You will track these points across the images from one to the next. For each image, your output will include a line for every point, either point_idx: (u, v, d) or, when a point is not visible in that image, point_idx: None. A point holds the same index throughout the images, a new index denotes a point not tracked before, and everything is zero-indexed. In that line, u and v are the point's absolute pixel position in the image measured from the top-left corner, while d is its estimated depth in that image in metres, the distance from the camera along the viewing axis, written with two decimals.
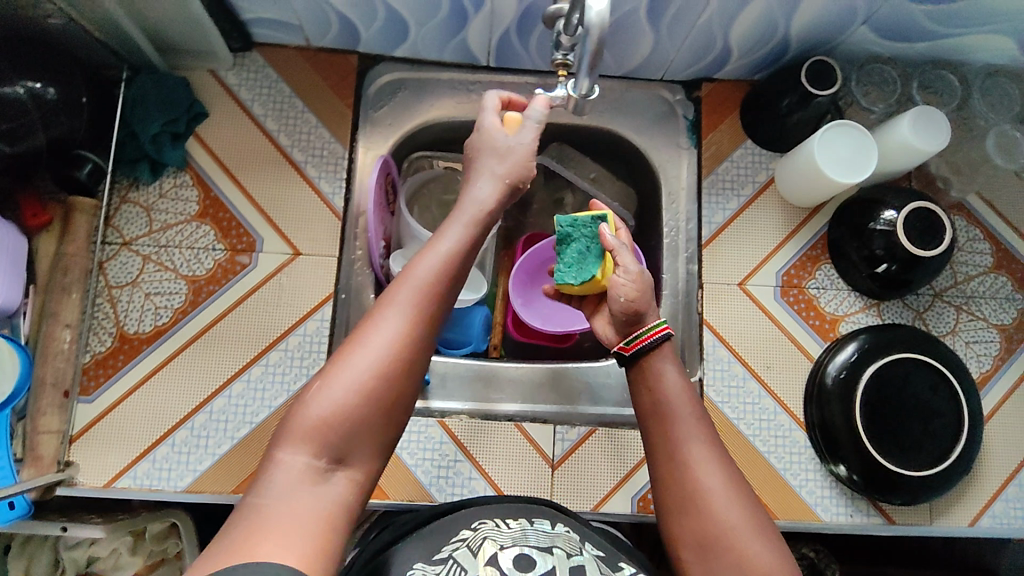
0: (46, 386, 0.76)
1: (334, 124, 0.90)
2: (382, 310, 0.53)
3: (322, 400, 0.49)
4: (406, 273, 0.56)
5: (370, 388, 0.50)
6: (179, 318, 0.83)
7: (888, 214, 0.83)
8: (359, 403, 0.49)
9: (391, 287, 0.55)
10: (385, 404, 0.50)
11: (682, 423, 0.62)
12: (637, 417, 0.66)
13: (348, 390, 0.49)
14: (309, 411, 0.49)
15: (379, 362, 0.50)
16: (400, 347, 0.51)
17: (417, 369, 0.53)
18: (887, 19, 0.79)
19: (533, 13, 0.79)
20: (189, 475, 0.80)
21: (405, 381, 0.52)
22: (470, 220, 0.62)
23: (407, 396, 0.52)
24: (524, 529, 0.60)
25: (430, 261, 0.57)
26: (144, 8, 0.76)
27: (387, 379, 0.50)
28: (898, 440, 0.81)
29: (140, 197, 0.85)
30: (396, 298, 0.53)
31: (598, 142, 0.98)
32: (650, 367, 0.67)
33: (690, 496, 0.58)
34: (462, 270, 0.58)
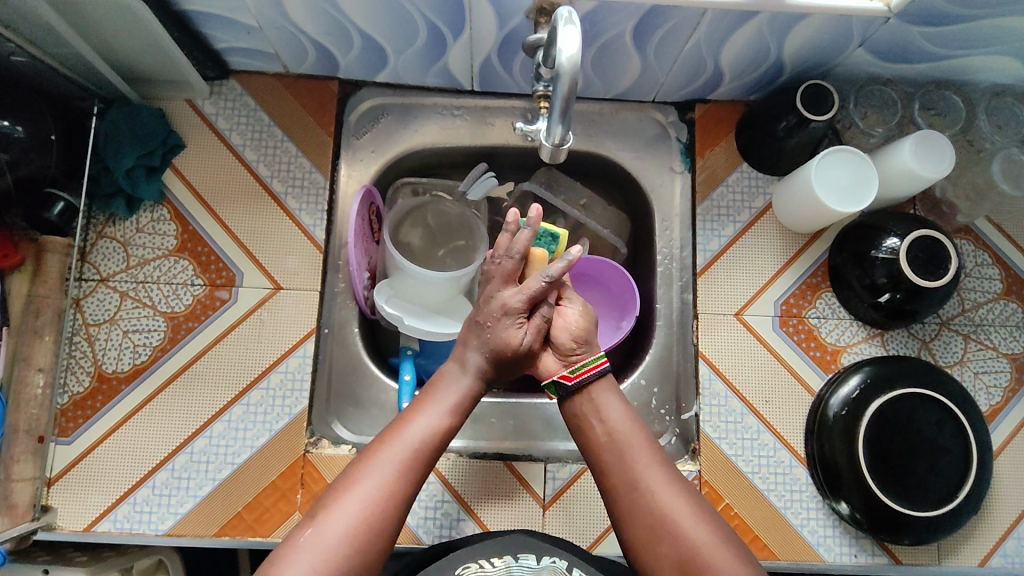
0: (19, 432, 0.74)
1: (315, 153, 0.87)
2: (369, 467, 0.60)
3: (305, 548, 0.55)
4: (395, 435, 0.63)
5: (350, 540, 0.55)
6: (157, 357, 0.81)
7: (890, 242, 0.79)
8: (339, 554, 0.55)
9: (380, 449, 0.61)
10: (362, 558, 0.56)
11: (636, 451, 0.64)
12: (586, 449, 0.67)
13: (331, 541, 0.55)
14: (293, 557, 0.54)
15: (362, 519, 0.56)
16: (381, 506, 0.58)
17: (395, 529, 0.58)
18: (884, 40, 0.75)
19: (513, 39, 0.77)
20: (170, 518, 0.77)
21: (383, 537, 0.57)
22: (462, 388, 0.68)
23: (381, 554, 0.57)
24: (510, 566, 0.62)
25: (419, 426, 0.64)
26: (112, 42, 0.74)
27: (366, 535, 0.56)
28: (903, 480, 0.77)
29: (117, 232, 0.83)
30: (383, 457, 0.60)
31: (589, 165, 0.96)
32: (596, 395, 0.69)
33: (658, 522, 0.61)
34: (447, 438, 0.65)
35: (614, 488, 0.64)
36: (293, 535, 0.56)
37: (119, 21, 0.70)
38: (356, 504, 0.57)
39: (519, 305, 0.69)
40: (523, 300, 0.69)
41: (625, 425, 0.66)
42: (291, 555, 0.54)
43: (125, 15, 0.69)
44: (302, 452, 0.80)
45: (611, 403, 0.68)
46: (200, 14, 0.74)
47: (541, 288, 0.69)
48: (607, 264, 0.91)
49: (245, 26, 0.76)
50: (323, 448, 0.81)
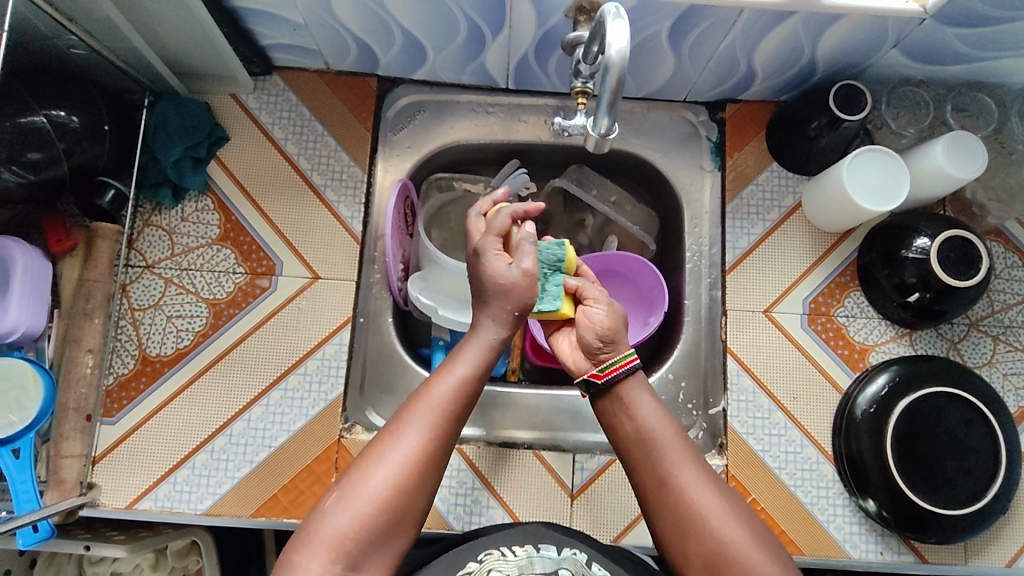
0: (69, 410, 0.77)
1: (354, 148, 0.90)
2: (397, 430, 0.58)
3: (336, 514, 0.55)
4: (422, 393, 0.61)
5: (384, 504, 0.55)
6: (199, 341, 0.83)
7: (921, 241, 0.80)
8: (370, 518, 0.54)
9: (408, 408, 0.60)
10: (394, 518, 0.56)
11: (666, 447, 0.63)
12: (631, 460, 0.65)
13: (362, 506, 0.55)
14: (325, 524, 0.54)
15: (393, 481, 0.56)
16: (411, 470, 0.57)
17: (423, 491, 0.58)
18: (918, 43, 0.76)
19: (552, 38, 0.79)
20: (209, 498, 0.80)
21: (415, 498, 0.57)
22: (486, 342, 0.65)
23: (410, 515, 0.57)
24: (531, 556, 0.64)
25: (446, 385, 0.62)
26: (165, 37, 0.77)
27: (394, 498, 0.56)
28: (930, 478, 0.77)
29: (163, 220, 0.85)
30: (412, 419, 0.59)
31: (620, 163, 0.97)
32: (625, 395, 0.67)
33: (690, 518, 0.60)
34: (473, 393, 0.63)
35: (646, 484, 0.63)
36: (321, 504, 0.56)
37: (173, 15, 0.73)
38: (387, 468, 0.56)
39: (491, 243, 0.69)
40: (493, 238, 0.69)
41: (652, 420, 0.65)
42: (322, 521, 0.54)
43: (179, 10, 0.72)
44: (336, 437, 0.82)
45: (640, 398, 0.67)
46: (249, 11, 0.77)
47: (506, 219, 0.70)
48: (636, 260, 0.92)
49: (291, 22, 0.79)
50: (357, 433, 0.83)
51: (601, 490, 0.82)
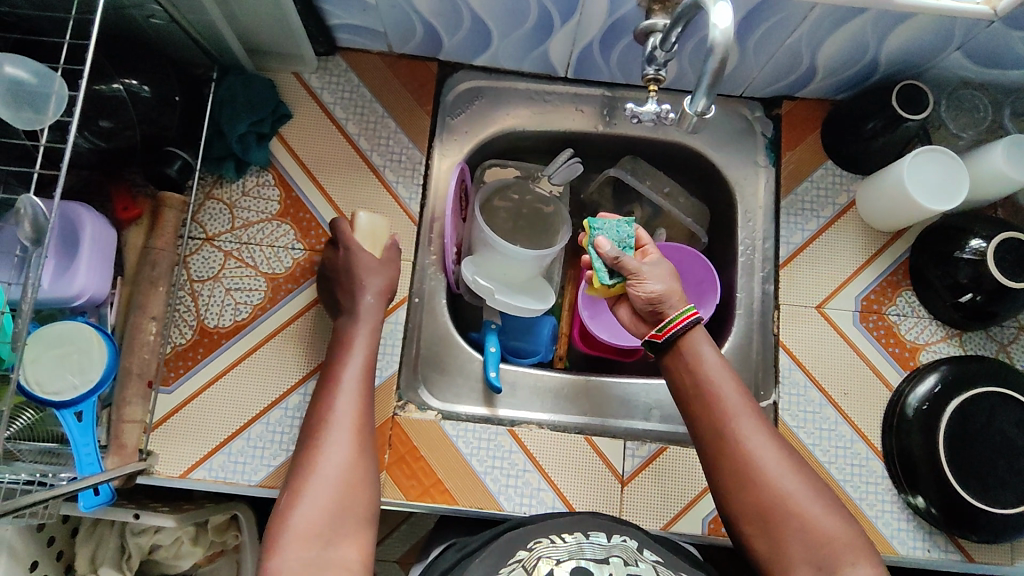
0: (132, 375, 0.77)
1: (413, 130, 0.91)
2: (329, 425, 0.66)
3: (301, 504, 0.60)
4: (336, 383, 0.70)
5: (339, 484, 0.62)
6: (257, 314, 0.84)
7: (976, 242, 0.81)
8: (335, 494, 0.61)
9: (329, 399, 0.69)
10: (357, 489, 0.62)
11: (724, 399, 0.67)
12: (689, 413, 0.70)
13: (321, 493, 0.61)
14: (297, 511, 0.59)
15: (343, 460, 0.63)
16: (351, 457, 0.64)
17: (370, 459, 0.65)
18: (983, 44, 0.77)
19: (620, 27, 0.80)
20: (263, 470, 0.80)
21: (367, 464, 0.64)
22: (371, 320, 0.76)
23: (369, 482, 0.64)
24: (580, 542, 0.63)
25: (351, 367, 0.72)
26: (240, 13, 0.79)
27: (348, 472, 0.63)
28: (981, 476, 0.78)
29: (224, 194, 0.86)
30: (336, 411, 0.67)
31: (673, 157, 0.98)
32: (686, 350, 0.71)
33: (747, 472, 0.64)
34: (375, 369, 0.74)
35: (705, 439, 0.68)
36: (283, 502, 0.61)
37: None
38: (335, 451, 0.64)
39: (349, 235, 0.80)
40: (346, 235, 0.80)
41: (713, 376, 0.69)
42: (291, 515, 0.59)
43: None
44: (391, 414, 0.82)
45: (702, 354, 0.70)
46: None
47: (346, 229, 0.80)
48: (688, 252, 0.93)
49: (364, 2, 0.80)
50: (411, 412, 0.83)
51: (650, 478, 0.83)
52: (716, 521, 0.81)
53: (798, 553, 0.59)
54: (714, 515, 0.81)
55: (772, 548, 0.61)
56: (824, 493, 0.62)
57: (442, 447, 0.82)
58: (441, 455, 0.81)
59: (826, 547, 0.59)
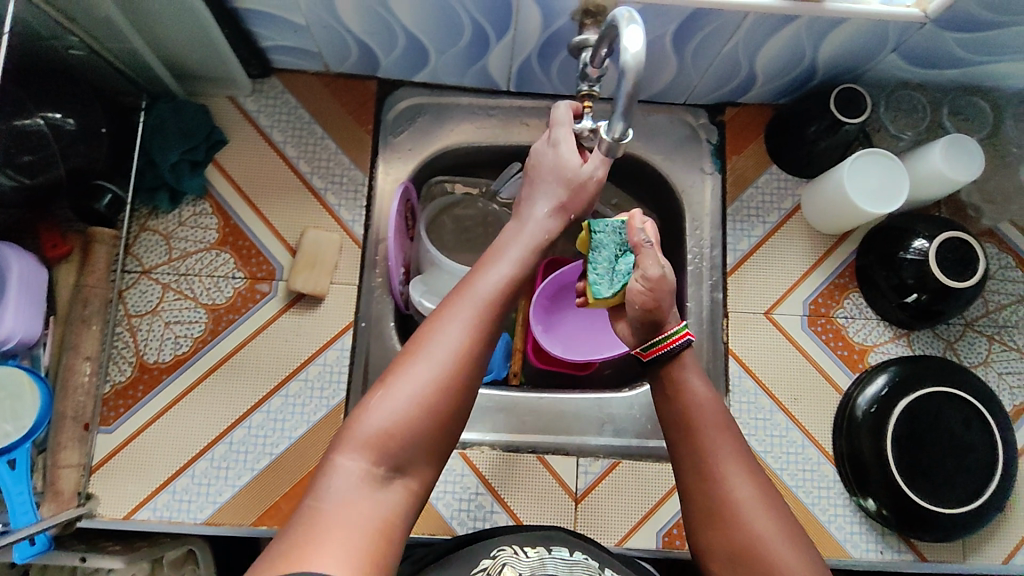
0: (67, 419, 0.75)
1: (354, 151, 0.89)
2: (440, 325, 0.60)
3: (382, 405, 0.55)
4: (466, 291, 0.63)
5: (427, 399, 0.56)
6: (199, 348, 0.82)
7: (918, 243, 0.81)
8: (418, 412, 0.55)
9: (449, 306, 0.61)
10: (443, 417, 0.57)
11: (706, 433, 0.65)
12: (670, 442, 0.68)
13: (408, 399, 0.56)
14: (369, 420, 0.55)
15: (439, 376, 0.57)
16: (452, 365, 0.57)
17: (472, 382, 0.59)
18: (917, 47, 0.77)
19: (556, 41, 0.79)
20: (209, 507, 0.78)
21: (463, 391, 0.58)
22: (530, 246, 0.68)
23: (459, 408, 0.58)
24: (543, 557, 0.62)
25: (486, 284, 0.63)
26: (164, 39, 0.76)
27: (442, 397, 0.57)
28: (929, 476, 0.79)
29: (159, 225, 0.84)
30: (454, 313, 0.61)
31: (621, 167, 0.97)
32: (675, 381, 0.69)
33: (722, 510, 0.62)
34: (516, 293, 0.65)
35: (684, 473, 0.65)
36: (367, 395, 0.57)
37: (173, 15, 0.72)
38: (432, 365, 0.57)
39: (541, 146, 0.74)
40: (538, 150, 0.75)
41: (699, 404, 0.67)
42: (367, 414, 0.55)
43: (182, 9, 0.71)
44: None
45: (691, 382, 0.68)
46: (252, 12, 0.76)
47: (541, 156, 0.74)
48: None
49: (293, 24, 0.78)
50: None
51: (606, 493, 0.82)
52: (670, 534, 0.81)
53: None
54: (669, 528, 0.81)
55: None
56: (799, 537, 0.59)
57: None
58: None
59: None
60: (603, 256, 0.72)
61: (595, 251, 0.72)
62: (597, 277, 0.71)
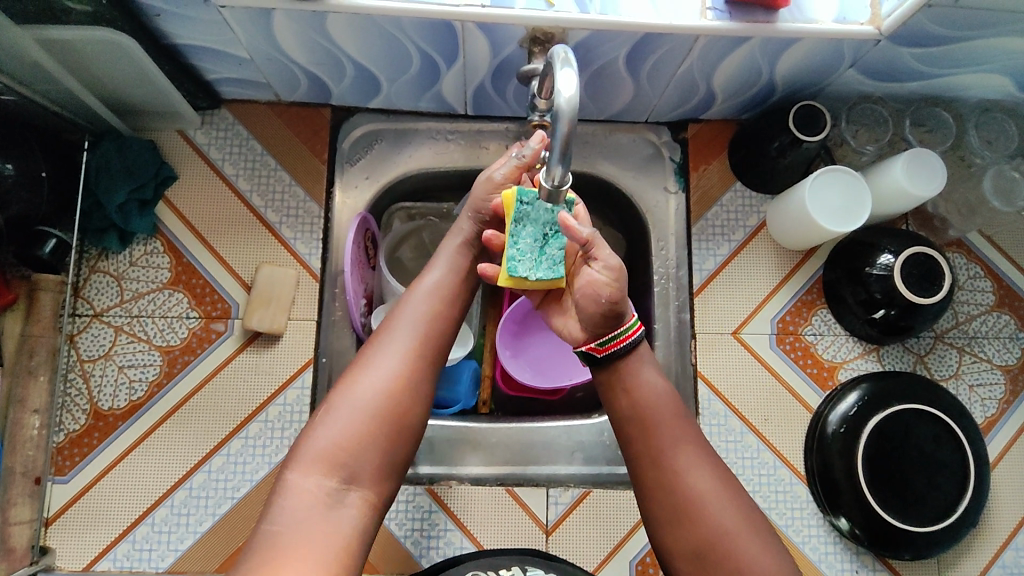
0: (15, 475, 0.74)
1: (309, 182, 0.87)
2: (378, 346, 0.61)
3: (327, 426, 0.56)
4: (402, 305, 0.66)
5: (373, 405, 0.57)
6: (154, 392, 0.80)
7: (884, 258, 0.80)
8: (366, 419, 0.56)
9: (389, 321, 0.64)
10: (393, 420, 0.58)
11: (662, 423, 0.63)
12: (622, 433, 0.65)
13: (351, 415, 0.56)
14: (319, 434, 0.55)
15: (383, 383, 0.58)
16: (395, 371, 0.59)
17: (420, 384, 0.60)
18: (875, 62, 0.76)
19: (507, 66, 0.77)
20: (171, 555, 0.76)
21: (410, 392, 0.59)
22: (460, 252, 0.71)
23: (410, 410, 0.59)
24: None
25: (422, 295, 0.66)
26: (102, 76, 0.74)
27: (388, 400, 0.58)
28: (901, 494, 0.78)
29: (110, 266, 0.82)
30: (391, 333, 0.62)
31: (585, 187, 0.96)
32: (625, 368, 0.66)
33: (683, 504, 0.60)
34: (454, 299, 0.68)
35: (641, 466, 0.63)
36: (313, 420, 0.58)
37: (106, 53, 0.69)
38: (376, 374, 0.59)
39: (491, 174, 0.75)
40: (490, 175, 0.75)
41: (657, 399, 0.64)
42: (312, 436, 0.56)
43: (115, 49, 0.69)
44: None
45: (647, 375, 0.66)
46: (192, 47, 0.74)
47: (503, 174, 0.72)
48: None
49: (236, 57, 0.76)
50: None
51: (577, 523, 0.81)
52: (642, 562, 0.80)
53: None
54: (641, 556, 0.80)
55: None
56: (764, 531, 0.59)
57: None
58: None
59: None
60: (528, 234, 0.64)
61: (519, 224, 0.63)
62: (519, 254, 0.64)
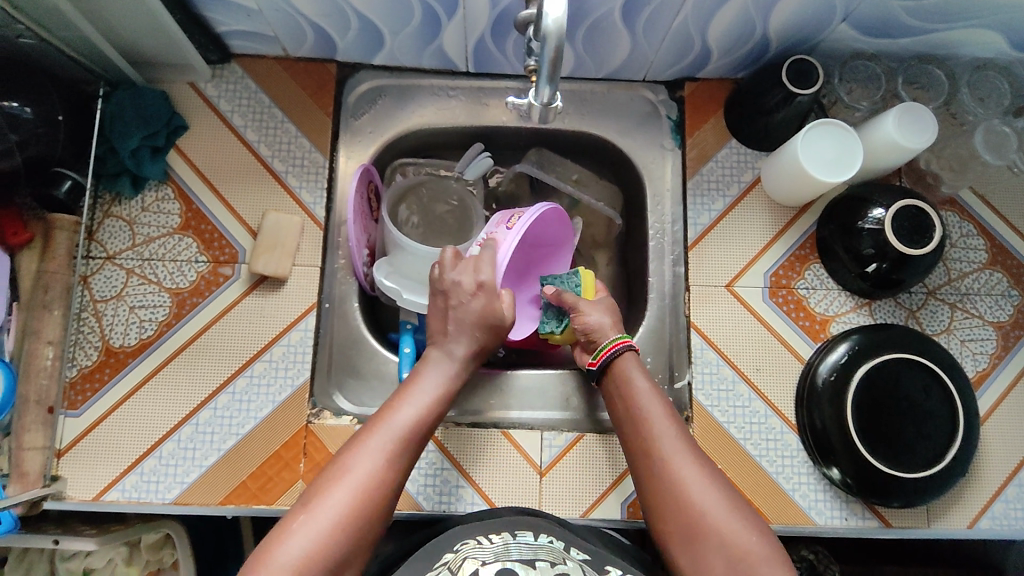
0: (30, 403, 0.77)
1: (315, 134, 0.89)
2: (354, 458, 0.63)
3: (299, 535, 0.57)
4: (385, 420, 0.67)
5: (341, 521, 0.58)
6: (163, 331, 0.83)
7: (877, 212, 0.81)
8: (333, 536, 0.58)
9: (367, 436, 0.65)
10: (355, 540, 0.59)
11: (652, 416, 0.69)
12: (620, 428, 0.72)
13: (321, 528, 0.58)
14: (286, 545, 0.56)
15: (353, 501, 0.60)
16: (368, 490, 0.61)
17: (386, 506, 0.62)
18: (866, 15, 0.77)
19: (506, 18, 0.79)
20: (176, 488, 0.79)
21: (377, 513, 0.61)
22: (445, 377, 0.73)
23: (374, 527, 0.61)
24: (507, 542, 0.61)
25: (405, 414, 0.68)
26: (116, 24, 0.77)
27: (355, 519, 0.59)
28: (890, 443, 0.80)
29: (123, 211, 0.85)
30: (367, 448, 0.64)
31: (582, 146, 0.98)
32: (619, 373, 0.75)
33: (669, 486, 0.64)
34: (430, 424, 0.70)
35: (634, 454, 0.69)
36: (282, 527, 0.58)
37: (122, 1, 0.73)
38: (347, 488, 0.61)
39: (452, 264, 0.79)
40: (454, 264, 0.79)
41: (644, 395, 0.71)
42: (281, 546, 0.56)
43: None
44: (304, 423, 0.82)
45: (636, 382, 0.73)
46: None
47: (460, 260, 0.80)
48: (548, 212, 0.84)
49: (245, 8, 0.78)
50: (326, 419, 0.83)
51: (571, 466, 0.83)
52: (634, 505, 0.82)
53: (716, 560, 0.59)
54: (633, 498, 0.82)
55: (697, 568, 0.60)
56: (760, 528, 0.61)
57: None
58: None
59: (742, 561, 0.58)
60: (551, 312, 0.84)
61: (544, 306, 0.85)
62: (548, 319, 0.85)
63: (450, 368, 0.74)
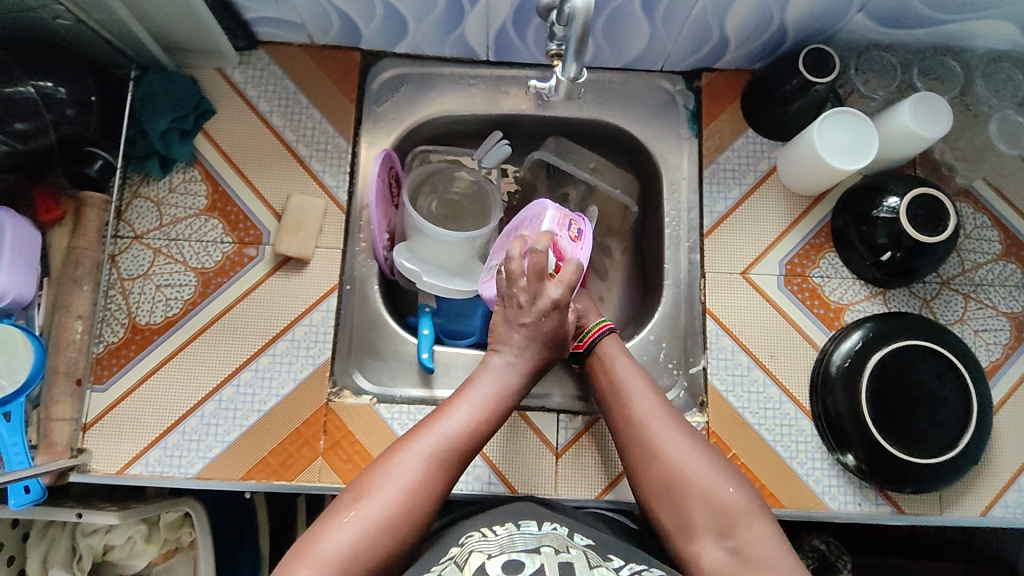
0: (60, 375, 0.78)
1: (338, 120, 0.91)
2: (402, 459, 0.65)
3: (343, 530, 0.60)
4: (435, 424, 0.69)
5: (385, 520, 0.61)
6: (189, 310, 0.84)
7: (891, 201, 0.82)
8: (374, 534, 0.60)
9: (415, 437, 0.67)
10: (397, 540, 0.62)
11: (635, 394, 0.74)
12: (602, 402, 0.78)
13: (363, 524, 0.61)
14: (330, 538, 0.59)
15: (396, 502, 0.62)
16: (412, 492, 0.63)
17: (430, 509, 0.64)
18: (883, 5, 0.79)
19: (528, 6, 0.81)
20: (199, 462, 0.81)
21: (421, 514, 0.63)
22: (501, 386, 0.74)
23: (416, 528, 0.63)
24: (512, 534, 0.63)
25: (455, 420, 0.69)
26: (149, 9, 0.79)
27: (397, 519, 0.62)
28: (904, 429, 0.80)
29: (151, 192, 0.87)
30: (415, 450, 0.66)
31: (600, 136, 0.99)
32: (603, 353, 0.80)
33: (654, 456, 0.69)
34: (484, 432, 0.71)
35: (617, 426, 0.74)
36: (327, 520, 0.62)
37: None
38: (392, 488, 0.63)
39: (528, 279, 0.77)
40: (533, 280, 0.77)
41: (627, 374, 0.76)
42: (324, 538, 0.60)
43: None
44: (325, 401, 0.84)
45: (615, 355, 0.79)
46: None
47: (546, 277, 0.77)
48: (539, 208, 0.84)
49: None
50: (345, 397, 0.85)
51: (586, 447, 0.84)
52: None
53: (700, 515, 0.65)
54: None
55: (680, 523, 0.66)
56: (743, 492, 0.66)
57: (378, 431, 0.83)
58: (375, 439, 0.82)
59: (725, 514, 0.64)
60: None
61: None
62: None
63: (501, 375, 0.75)
